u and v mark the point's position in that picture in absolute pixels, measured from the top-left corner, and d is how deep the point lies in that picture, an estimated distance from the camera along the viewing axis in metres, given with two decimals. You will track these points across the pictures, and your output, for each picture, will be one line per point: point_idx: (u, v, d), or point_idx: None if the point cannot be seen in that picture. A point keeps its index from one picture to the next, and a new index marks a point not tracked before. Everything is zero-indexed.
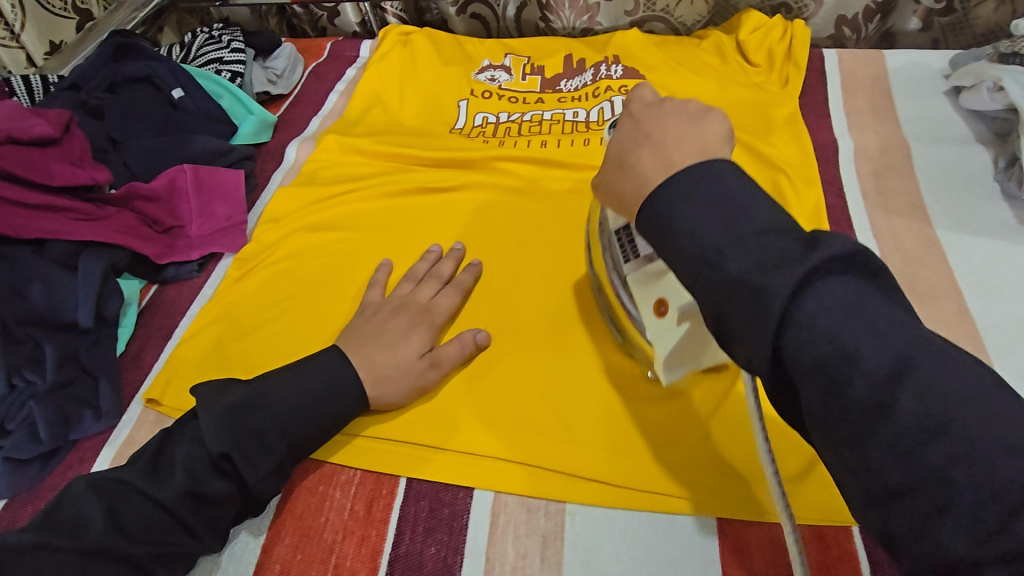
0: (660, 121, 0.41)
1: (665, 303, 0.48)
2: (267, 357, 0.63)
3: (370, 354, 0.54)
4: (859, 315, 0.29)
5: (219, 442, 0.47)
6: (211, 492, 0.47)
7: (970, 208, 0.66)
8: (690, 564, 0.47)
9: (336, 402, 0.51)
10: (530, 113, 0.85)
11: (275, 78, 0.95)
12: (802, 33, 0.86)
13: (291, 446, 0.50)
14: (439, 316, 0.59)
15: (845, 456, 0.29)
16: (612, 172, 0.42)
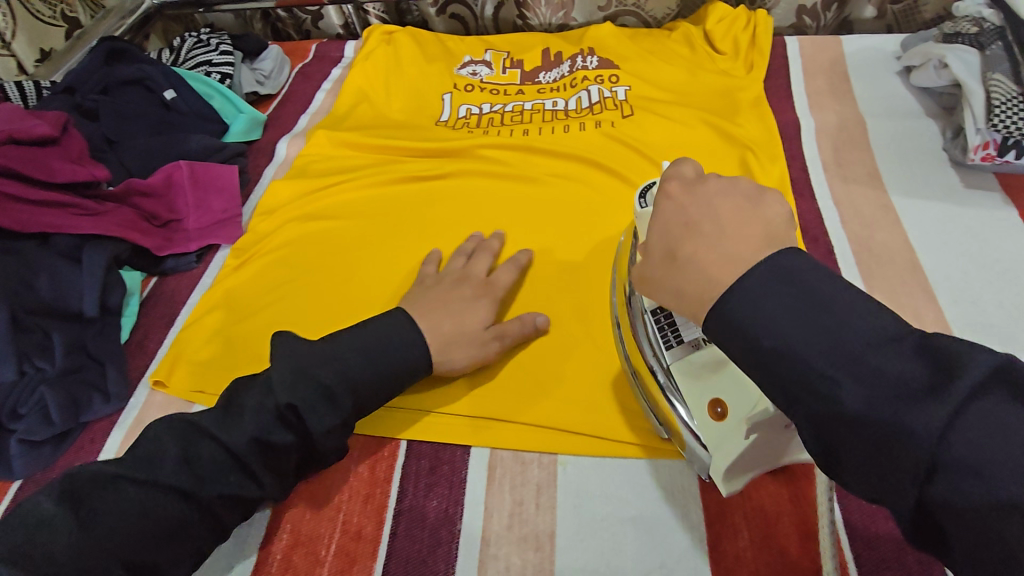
0: (710, 207, 0.37)
1: (722, 404, 0.45)
2: (267, 343, 0.65)
3: (437, 320, 0.57)
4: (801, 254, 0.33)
5: (289, 393, 0.48)
6: (277, 442, 0.48)
7: (921, 175, 0.71)
8: (674, 499, 0.51)
9: (399, 365, 0.53)
10: (512, 104, 0.89)
11: (263, 79, 0.98)
12: (765, 22, 0.91)
13: (357, 405, 0.51)
14: (500, 290, 0.62)
15: None
16: (659, 263, 0.38)
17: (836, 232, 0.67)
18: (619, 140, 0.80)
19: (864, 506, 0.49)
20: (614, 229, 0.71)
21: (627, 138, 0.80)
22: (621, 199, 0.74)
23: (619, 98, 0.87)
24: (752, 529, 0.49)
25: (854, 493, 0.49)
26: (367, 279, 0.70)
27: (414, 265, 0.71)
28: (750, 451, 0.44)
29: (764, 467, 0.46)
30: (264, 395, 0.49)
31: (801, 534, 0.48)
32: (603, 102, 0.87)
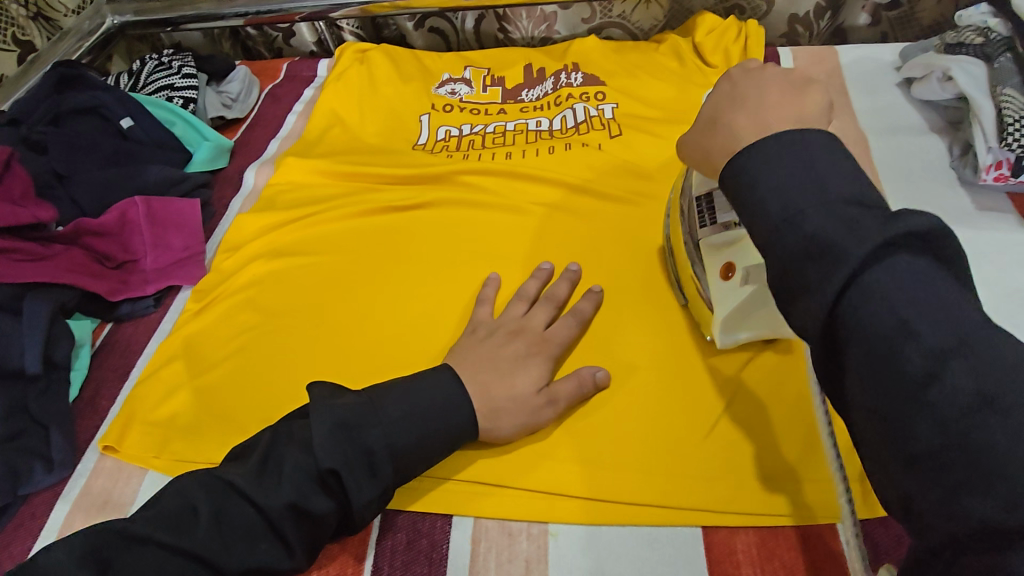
0: (760, 85, 0.43)
1: (733, 268, 0.50)
2: (232, 398, 0.60)
3: (487, 382, 0.51)
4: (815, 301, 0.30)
5: (328, 459, 0.45)
6: (313, 509, 0.45)
7: (929, 197, 0.66)
8: (679, 573, 0.46)
9: (445, 430, 0.49)
10: (493, 125, 0.84)
11: (230, 102, 0.93)
12: (756, 33, 0.87)
13: (397, 472, 0.47)
14: (556, 347, 0.56)
15: None
16: (702, 128, 0.45)
17: None
18: (607, 162, 0.76)
19: None
20: (604, 260, 0.66)
21: (616, 160, 0.76)
22: (610, 228, 0.69)
23: (606, 116, 0.82)
24: None
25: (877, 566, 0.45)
26: (342, 325, 0.64)
27: (391, 307, 0.65)
28: (750, 305, 0.50)
29: (763, 331, 0.52)
30: (305, 455, 0.46)
31: None
32: (589, 121, 0.82)
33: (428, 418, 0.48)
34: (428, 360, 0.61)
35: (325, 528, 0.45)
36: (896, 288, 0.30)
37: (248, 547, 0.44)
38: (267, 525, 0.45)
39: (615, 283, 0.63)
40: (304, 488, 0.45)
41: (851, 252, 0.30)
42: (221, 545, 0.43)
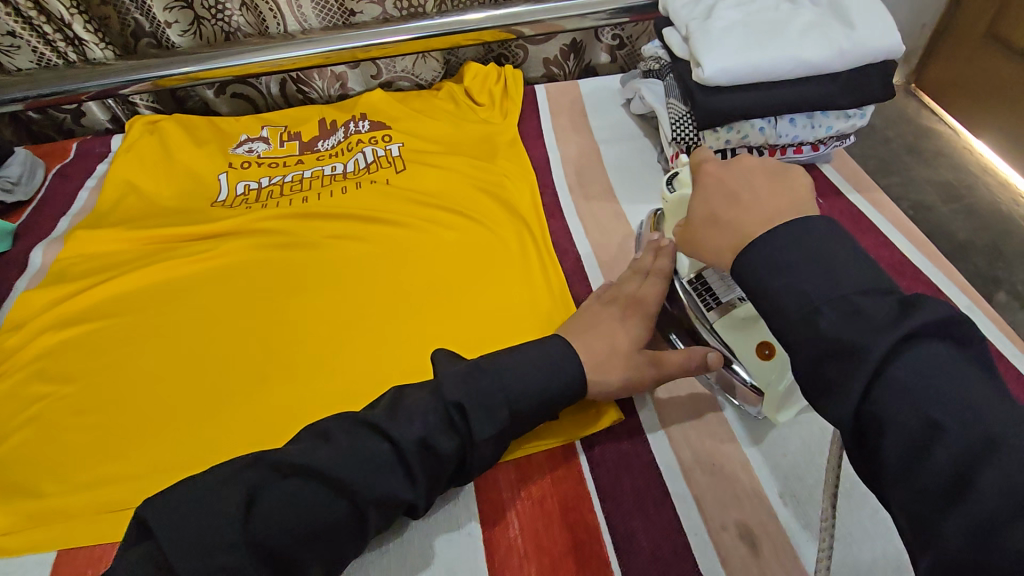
0: (746, 181, 0.49)
1: (769, 346, 0.55)
2: (26, 466, 0.60)
3: (590, 341, 0.57)
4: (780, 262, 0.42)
5: (456, 395, 0.50)
6: (439, 447, 0.49)
7: (640, 185, 0.85)
8: (454, 510, 0.54)
9: (555, 381, 0.54)
10: (291, 175, 0.92)
11: (11, 186, 0.91)
12: (512, 76, 1.05)
13: (513, 415, 0.52)
14: (651, 306, 0.61)
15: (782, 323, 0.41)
16: (702, 225, 0.50)
17: (581, 243, 0.78)
18: (391, 193, 0.87)
19: (611, 467, 0.56)
20: (392, 277, 0.75)
21: (401, 190, 0.87)
22: (395, 248, 0.79)
23: (393, 154, 0.94)
24: (523, 516, 0.53)
25: (604, 456, 0.57)
26: (144, 376, 0.66)
27: (189, 354, 0.68)
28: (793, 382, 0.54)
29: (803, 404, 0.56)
30: (434, 396, 0.51)
31: (562, 508, 0.53)
32: (377, 160, 0.93)
33: (543, 377, 0.53)
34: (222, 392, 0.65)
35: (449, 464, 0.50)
36: (914, 376, 0.35)
37: (396, 475, 0.48)
38: (399, 462, 0.48)
39: (398, 295, 0.73)
40: (432, 429, 0.49)
41: (871, 349, 0.36)
42: (366, 478, 0.47)
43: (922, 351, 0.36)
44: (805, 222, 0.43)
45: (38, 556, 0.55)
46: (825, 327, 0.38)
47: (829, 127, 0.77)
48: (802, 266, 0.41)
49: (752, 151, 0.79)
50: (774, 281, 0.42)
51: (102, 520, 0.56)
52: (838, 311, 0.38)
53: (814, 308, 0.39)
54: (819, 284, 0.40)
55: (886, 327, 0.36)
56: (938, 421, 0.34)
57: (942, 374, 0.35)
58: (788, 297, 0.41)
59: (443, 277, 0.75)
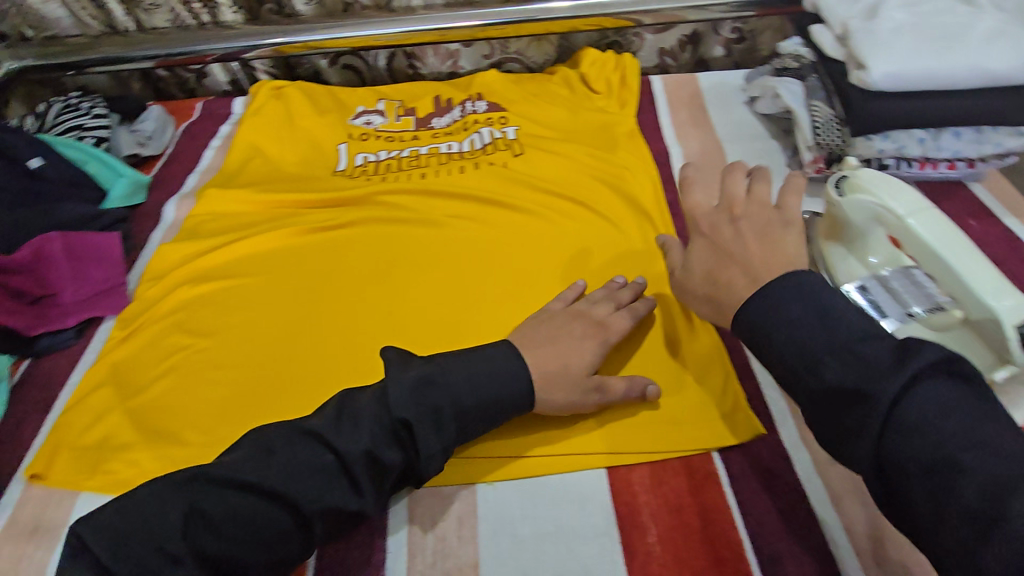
0: (741, 239, 0.50)
1: None
2: (168, 413, 0.62)
3: (547, 355, 0.54)
4: (786, 310, 0.41)
5: (402, 409, 0.47)
6: (386, 459, 0.47)
7: (770, 189, 0.81)
8: (591, 509, 0.53)
9: (512, 396, 0.51)
10: (408, 150, 0.93)
11: (145, 140, 0.95)
12: (631, 65, 1.02)
13: (460, 426, 0.50)
14: (613, 334, 0.58)
15: (788, 373, 0.40)
16: (700, 283, 0.51)
17: None
18: (509, 176, 0.85)
19: (750, 482, 0.54)
20: (512, 262, 0.74)
21: (519, 174, 0.86)
22: (515, 232, 0.78)
23: (509, 137, 0.93)
24: (662, 523, 0.52)
25: (743, 471, 0.55)
26: (279, 338, 0.68)
27: (316, 321, 0.70)
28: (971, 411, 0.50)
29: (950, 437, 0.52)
30: (381, 406, 0.48)
31: (702, 519, 0.52)
32: (494, 142, 0.92)
33: (495, 387, 0.51)
34: (355, 363, 0.66)
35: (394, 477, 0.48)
36: (934, 415, 0.34)
37: (351, 482, 0.46)
38: (343, 474, 0.46)
39: (522, 281, 0.72)
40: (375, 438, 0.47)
41: (884, 392, 0.35)
42: (310, 491, 0.45)
43: (937, 390, 0.35)
44: (800, 282, 0.42)
45: None
46: (829, 378, 0.38)
47: (997, 144, 0.71)
48: (801, 323, 0.40)
49: (901, 164, 0.74)
50: (780, 329, 0.41)
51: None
52: (840, 361, 0.38)
53: (817, 358, 0.39)
54: (819, 334, 0.39)
55: (891, 371, 0.35)
56: (959, 459, 0.32)
57: (958, 415, 0.34)
58: (787, 348, 0.40)
59: (566, 269, 0.73)
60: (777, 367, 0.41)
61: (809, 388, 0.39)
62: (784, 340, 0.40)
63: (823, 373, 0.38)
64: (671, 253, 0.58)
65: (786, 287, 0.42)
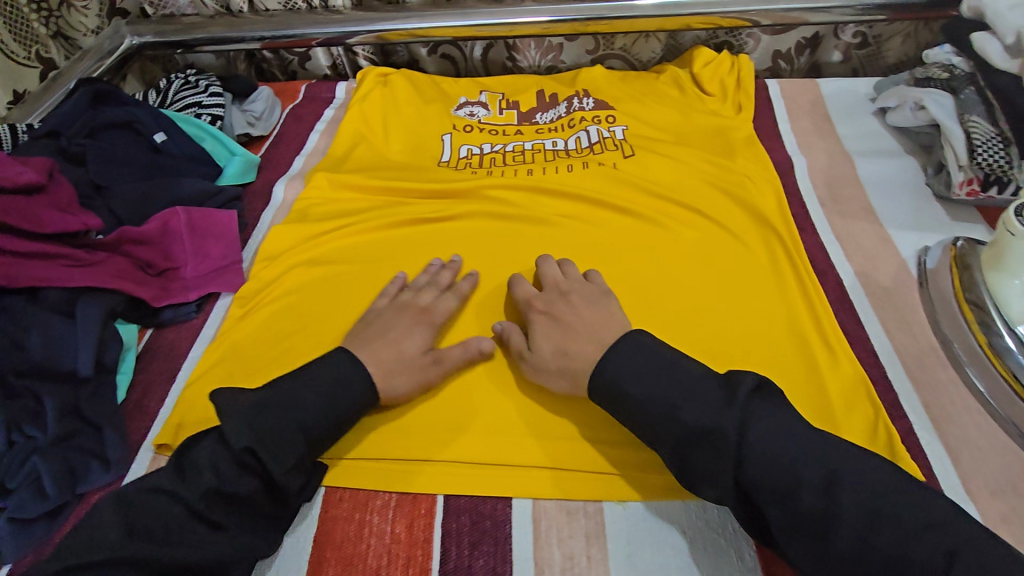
0: (575, 311, 0.59)
1: None
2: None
3: (376, 349, 0.58)
4: (649, 372, 0.51)
5: (240, 439, 0.48)
6: (239, 490, 0.48)
7: (910, 209, 0.75)
8: (727, 543, 0.51)
9: (345, 402, 0.54)
10: (512, 144, 0.91)
11: (254, 121, 0.97)
12: (747, 67, 0.96)
13: (311, 442, 0.51)
14: (437, 317, 0.64)
15: (663, 425, 0.49)
16: (549, 355, 0.57)
17: (842, 265, 0.69)
18: (621, 179, 0.82)
19: None
20: (628, 267, 0.71)
21: (630, 176, 0.82)
22: (629, 237, 0.75)
23: (618, 137, 0.90)
24: None
25: None
26: None
27: None
28: None
29: None
30: (222, 445, 0.49)
31: None
32: (603, 141, 0.89)
33: (318, 391, 0.53)
34: None
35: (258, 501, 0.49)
36: (785, 439, 0.45)
37: (217, 526, 0.47)
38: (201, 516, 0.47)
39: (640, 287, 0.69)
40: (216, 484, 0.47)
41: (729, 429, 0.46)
42: (171, 538, 0.46)
43: (777, 420, 0.46)
44: (642, 342, 0.53)
45: None
46: (686, 418, 0.48)
47: None
48: (651, 381, 0.50)
49: None
50: (632, 389, 0.50)
51: (359, 464, 0.56)
52: (694, 407, 0.48)
53: (673, 405, 0.48)
54: (676, 393, 0.49)
55: (724, 408, 0.47)
56: (800, 472, 0.44)
57: (796, 438, 0.45)
58: (649, 405, 0.49)
59: (688, 277, 0.69)
60: (659, 422, 0.49)
61: (678, 439, 0.48)
62: (639, 399, 0.50)
63: (681, 415, 0.48)
64: (512, 336, 0.61)
65: (628, 348, 0.53)
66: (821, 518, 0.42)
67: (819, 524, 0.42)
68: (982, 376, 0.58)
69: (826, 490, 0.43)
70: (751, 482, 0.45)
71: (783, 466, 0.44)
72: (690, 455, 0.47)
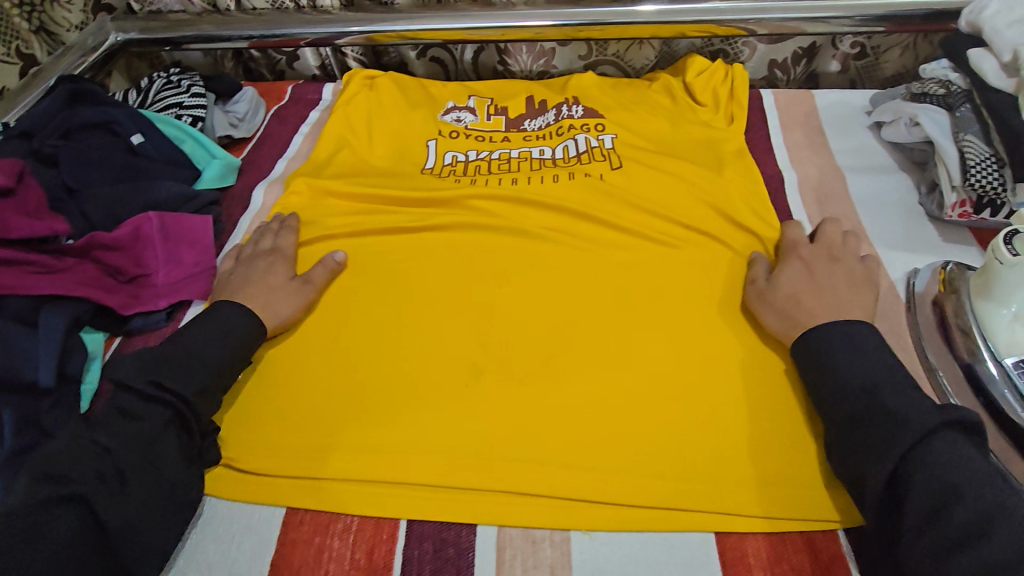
0: (833, 279, 0.63)
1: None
2: (269, 401, 0.62)
3: (248, 294, 0.66)
4: (862, 357, 0.54)
5: (137, 376, 0.54)
6: (146, 415, 0.53)
7: (901, 228, 0.73)
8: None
9: (234, 336, 0.61)
10: (498, 152, 0.89)
11: (237, 122, 0.95)
12: (741, 76, 0.94)
13: (210, 372, 0.57)
14: (286, 252, 0.73)
15: (852, 408, 0.52)
16: (782, 301, 0.63)
17: None
18: (606, 191, 0.80)
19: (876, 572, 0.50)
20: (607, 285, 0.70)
21: (615, 189, 0.80)
22: (612, 253, 0.73)
23: (607, 146, 0.88)
24: None
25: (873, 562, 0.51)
26: (359, 343, 0.66)
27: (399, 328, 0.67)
28: None
29: None
30: (122, 388, 0.54)
31: None
32: (591, 150, 0.87)
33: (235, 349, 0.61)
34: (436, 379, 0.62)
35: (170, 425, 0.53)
36: (947, 458, 0.46)
37: (147, 471, 0.51)
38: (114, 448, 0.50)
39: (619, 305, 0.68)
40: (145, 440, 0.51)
41: (919, 424, 0.48)
42: (85, 468, 0.48)
43: (953, 442, 0.47)
44: (854, 329, 0.57)
45: (261, 511, 0.56)
46: (885, 401, 0.51)
47: None
48: (871, 361, 0.54)
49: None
50: (837, 363, 0.55)
51: (332, 487, 0.56)
52: (895, 394, 0.51)
53: (875, 387, 0.52)
54: (882, 379, 0.52)
55: (931, 410, 0.49)
56: (961, 488, 0.44)
57: (965, 464, 0.45)
58: (850, 382, 0.53)
59: (668, 298, 0.68)
60: (853, 404, 0.52)
61: (858, 425, 0.51)
62: (846, 369, 0.54)
63: (879, 399, 0.51)
64: (758, 267, 0.68)
65: (846, 330, 0.57)
66: (970, 535, 0.42)
67: (962, 534, 0.43)
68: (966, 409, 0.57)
69: (986, 516, 0.42)
70: (902, 477, 0.47)
71: (948, 480, 0.45)
72: (858, 442, 0.50)
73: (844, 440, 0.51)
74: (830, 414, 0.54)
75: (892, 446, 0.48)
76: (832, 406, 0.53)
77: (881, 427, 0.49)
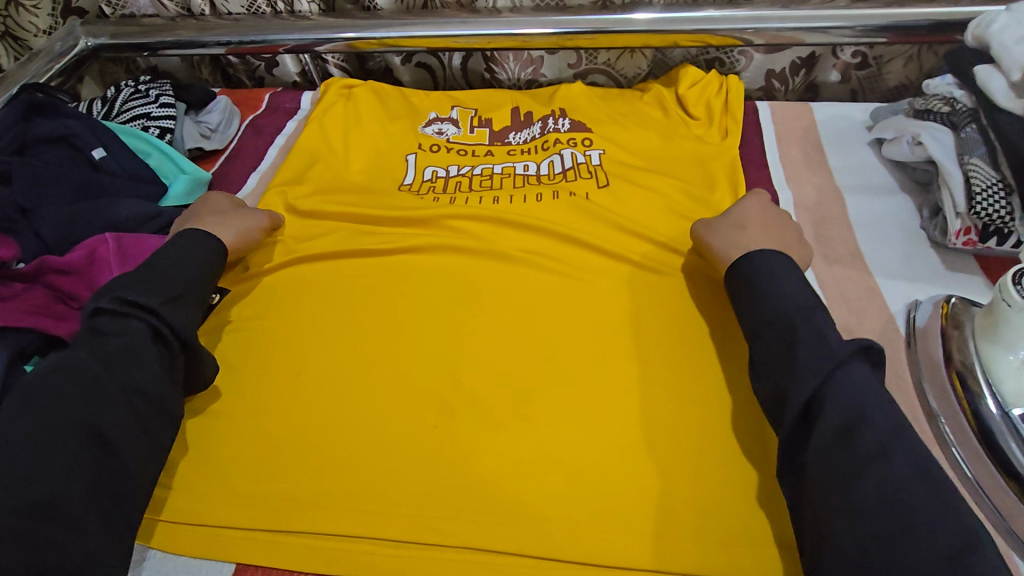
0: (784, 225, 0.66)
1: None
2: (218, 445, 0.58)
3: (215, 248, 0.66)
4: (786, 282, 0.55)
5: (103, 301, 0.54)
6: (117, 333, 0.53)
7: (901, 255, 0.69)
8: None
9: (193, 261, 0.62)
10: (480, 167, 0.85)
11: (209, 133, 0.91)
12: (737, 88, 0.90)
13: (177, 292, 0.58)
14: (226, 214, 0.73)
15: (774, 326, 0.52)
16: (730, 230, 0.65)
17: None
18: (591, 212, 0.76)
19: None
20: (587, 315, 0.66)
21: (601, 209, 0.76)
22: (594, 280, 0.69)
23: (594, 162, 0.83)
24: None
25: None
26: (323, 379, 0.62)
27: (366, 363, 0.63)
28: None
29: None
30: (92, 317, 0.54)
31: None
32: (577, 167, 0.83)
33: (193, 268, 0.61)
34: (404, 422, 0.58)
35: (143, 338, 0.53)
36: (860, 387, 0.46)
37: (125, 390, 0.50)
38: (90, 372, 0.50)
39: (601, 339, 0.64)
40: (117, 355, 0.51)
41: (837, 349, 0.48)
42: (64, 393, 0.49)
43: (862, 370, 0.48)
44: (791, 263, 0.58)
45: (208, 566, 0.52)
46: (809, 325, 0.51)
47: None
48: (802, 290, 0.55)
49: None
50: (769, 282, 0.56)
51: (293, 541, 0.52)
52: (821, 321, 0.51)
53: (799, 312, 0.52)
54: (807, 301, 0.53)
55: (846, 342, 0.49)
56: (868, 412, 0.45)
57: (874, 392, 0.46)
58: (778, 303, 0.54)
59: (653, 334, 0.64)
60: (777, 322, 0.52)
61: (776, 343, 0.51)
62: (778, 289, 0.55)
63: (805, 321, 0.51)
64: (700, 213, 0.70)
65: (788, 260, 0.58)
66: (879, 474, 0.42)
67: (864, 454, 0.43)
68: (971, 461, 0.53)
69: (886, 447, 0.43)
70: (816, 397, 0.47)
71: (855, 407, 0.45)
72: (781, 365, 0.50)
73: (765, 363, 0.51)
74: (753, 333, 0.54)
75: (817, 370, 0.47)
76: (756, 326, 0.54)
77: (801, 349, 0.49)
